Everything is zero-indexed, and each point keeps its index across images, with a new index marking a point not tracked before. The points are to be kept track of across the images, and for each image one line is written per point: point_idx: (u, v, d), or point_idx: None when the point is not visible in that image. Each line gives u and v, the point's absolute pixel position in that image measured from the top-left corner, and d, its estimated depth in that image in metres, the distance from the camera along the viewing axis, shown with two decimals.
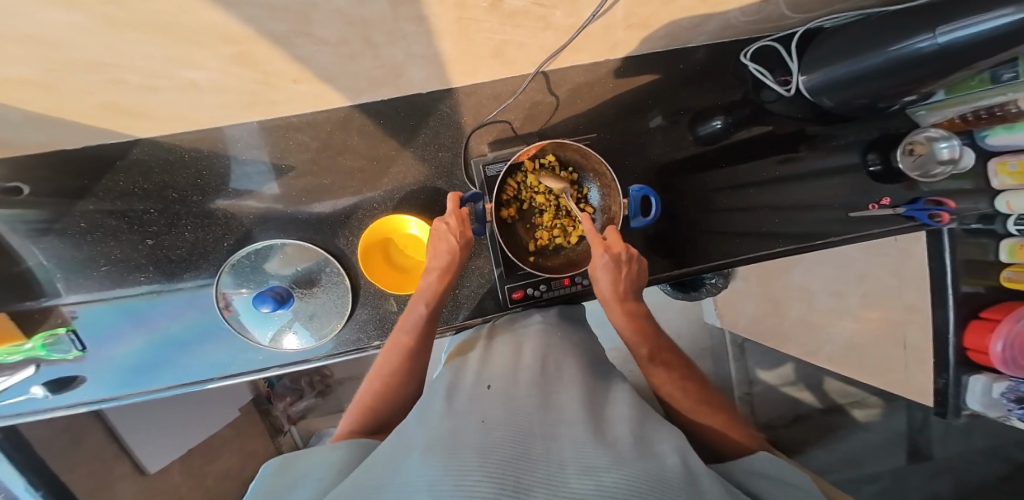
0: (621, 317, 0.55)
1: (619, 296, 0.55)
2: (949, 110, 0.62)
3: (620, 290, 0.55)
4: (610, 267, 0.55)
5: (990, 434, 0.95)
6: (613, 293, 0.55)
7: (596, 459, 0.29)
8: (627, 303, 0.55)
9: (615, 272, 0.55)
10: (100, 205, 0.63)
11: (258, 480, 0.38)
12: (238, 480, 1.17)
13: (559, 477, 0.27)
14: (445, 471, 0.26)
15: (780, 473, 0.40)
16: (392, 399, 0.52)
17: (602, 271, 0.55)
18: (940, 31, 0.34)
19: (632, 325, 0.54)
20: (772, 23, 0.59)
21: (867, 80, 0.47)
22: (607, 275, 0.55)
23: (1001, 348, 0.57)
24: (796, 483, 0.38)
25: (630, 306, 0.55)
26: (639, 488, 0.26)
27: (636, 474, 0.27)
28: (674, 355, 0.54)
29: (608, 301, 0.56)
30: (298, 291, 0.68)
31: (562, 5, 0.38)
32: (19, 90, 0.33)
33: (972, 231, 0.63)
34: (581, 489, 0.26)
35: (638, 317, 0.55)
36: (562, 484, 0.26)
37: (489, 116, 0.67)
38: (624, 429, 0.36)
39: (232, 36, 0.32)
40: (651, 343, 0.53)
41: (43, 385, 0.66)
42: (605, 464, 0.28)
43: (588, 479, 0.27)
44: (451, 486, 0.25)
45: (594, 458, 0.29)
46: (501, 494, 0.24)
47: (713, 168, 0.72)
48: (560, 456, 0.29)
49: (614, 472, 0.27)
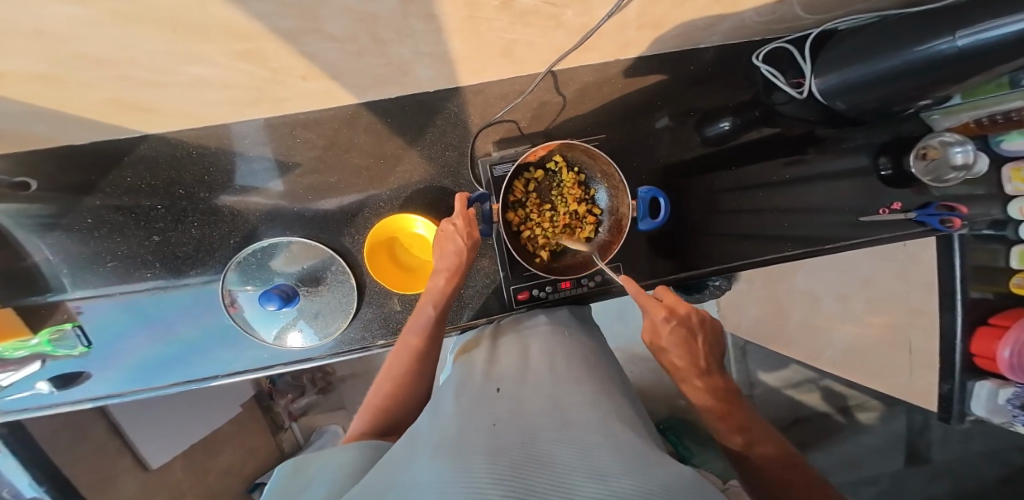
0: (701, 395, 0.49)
1: (696, 368, 0.50)
2: (962, 116, 0.61)
3: (696, 361, 0.50)
4: (680, 334, 0.51)
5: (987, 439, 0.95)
6: (688, 365, 0.50)
7: (609, 461, 0.28)
8: (710, 376, 0.49)
9: (687, 340, 0.51)
10: (106, 200, 0.62)
11: (272, 480, 0.38)
12: (239, 477, 1.17)
13: (572, 478, 0.26)
14: (453, 474, 0.26)
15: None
16: (401, 401, 0.51)
17: (671, 340, 0.51)
18: (961, 33, 0.33)
19: (719, 405, 0.48)
20: (785, 23, 0.59)
21: (883, 82, 0.46)
22: (679, 345, 0.50)
23: (1008, 355, 0.56)
24: None
25: (712, 380, 0.49)
26: (651, 490, 0.25)
27: (647, 478, 0.26)
28: (781, 444, 0.45)
29: (684, 375, 0.50)
30: (303, 289, 0.68)
31: (574, 4, 0.37)
32: (24, 84, 0.33)
33: (981, 237, 0.62)
34: (590, 492, 0.25)
35: (725, 393, 0.49)
36: (575, 484, 0.26)
37: (497, 115, 0.67)
38: (636, 434, 0.35)
39: (240, 32, 0.32)
40: (746, 426, 0.46)
41: (49, 380, 0.66)
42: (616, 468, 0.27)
43: (600, 479, 0.26)
44: (463, 487, 0.24)
45: (607, 460, 0.28)
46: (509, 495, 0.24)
47: (722, 169, 0.72)
48: (573, 458, 0.29)
49: (627, 473, 0.27)
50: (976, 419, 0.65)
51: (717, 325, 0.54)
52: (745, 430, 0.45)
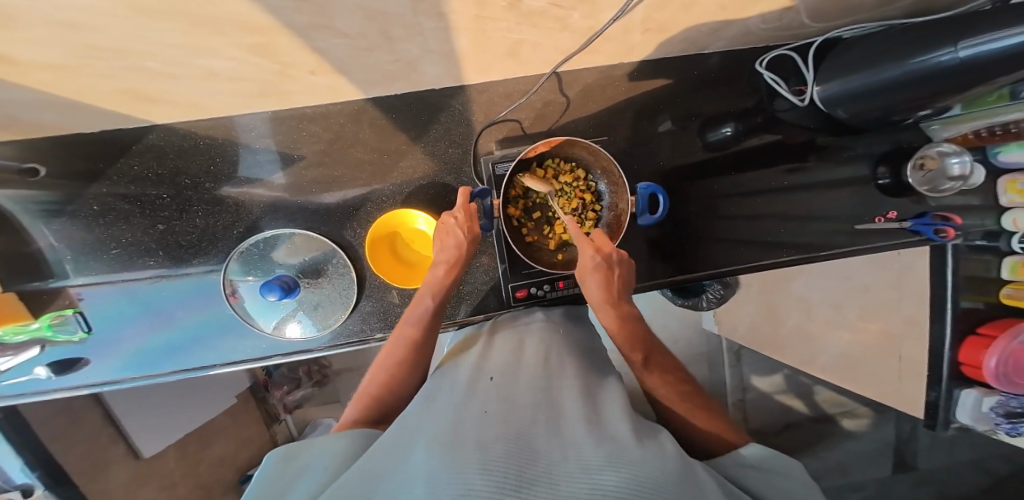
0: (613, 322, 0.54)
1: (611, 299, 0.55)
2: (963, 126, 0.62)
3: (612, 294, 0.55)
4: (601, 271, 0.55)
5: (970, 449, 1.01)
6: (606, 296, 0.55)
7: (593, 457, 0.28)
8: (619, 306, 0.55)
9: (605, 275, 0.55)
10: (113, 189, 0.62)
11: (261, 471, 0.38)
12: (232, 468, 1.17)
13: (556, 473, 0.26)
14: (441, 460, 0.26)
15: (776, 464, 0.40)
16: (397, 392, 0.52)
17: (594, 275, 0.55)
18: (963, 44, 0.34)
19: (625, 330, 0.53)
20: (791, 31, 0.59)
21: (886, 91, 0.47)
22: (600, 278, 0.55)
23: (994, 364, 0.58)
24: (767, 465, 0.40)
25: (623, 311, 0.55)
26: (632, 484, 0.25)
27: (628, 470, 0.26)
28: (668, 362, 0.54)
29: (600, 306, 0.55)
30: (303, 281, 0.68)
31: (581, 7, 0.38)
32: (39, 72, 0.33)
33: (975, 248, 0.63)
34: (572, 490, 0.25)
35: (632, 322, 0.55)
36: (559, 479, 0.26)
37: (501, 114, 0.67)
38: (625, 426, 0.36)
39: (254, 26, 0.32)
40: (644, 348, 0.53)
41: (47, 366, 0.65)
42: (601, 463, 0.27)
43: (584, 475, 0.26)
44: (449, 478, 0.25)
45: (591, 455, 0.28)
46: (494, 486, 0.24)
47: (723, 174, 0.72)
48: (557, 452, 0.29)
49: (611, 470, 0.27)
50: (961, 426, 0.66)
51: (630, 263, 0.59)
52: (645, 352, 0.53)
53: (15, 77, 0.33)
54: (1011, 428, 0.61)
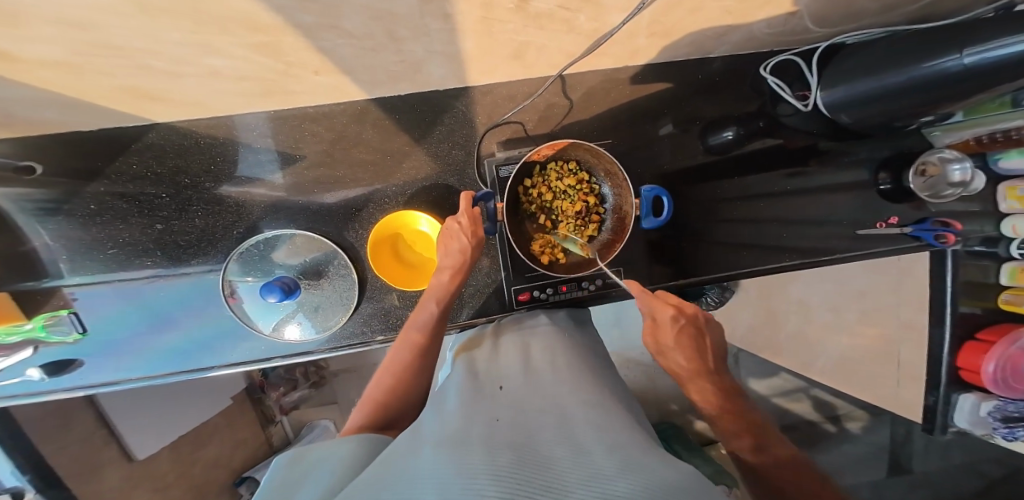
0: (707, 394, 0.48)
1: (702, 368, 0.49)
2: (964, 132, 0.62)
3: (702, 362, 0.49)
4: (687, 335, 0.50)
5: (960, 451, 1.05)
6: (697, 365, 0.49)
7: (605, 465, 0.28)
8: (715, 376, 0.49)
9: (693, 339, 0.50)
10: (111, 187, 0.62)
11: (271, 474, 0.38)
12: (226, 469, 1.16)
13: (568, 481, 0.26)
14: (452, 468, 0.26)
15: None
16: (401, 397, 0.51)
17: (678, 340, 0.49)
18: (967, 51, 0.34)
19: (723, 405, 0.47)
20: (796, 36, 0.59)
21: (889, 97, 0.47)
22: (686, 344, 0.49)
23: (993, 369, 0.59)
24: None
25: (717, 381, 0.49)
26: (645, 491, 0.25)
27: (641, 478, 0.26)
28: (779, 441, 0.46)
29: (689, 376, 0.49)
30: (304, 282, 0.67)
31: (587, 10, 0.38)
32: (41, 70, 0.33)
33: (974, 253, 0.64)
34: (584, 496, 0.24)
35: (728, 394, 0.48)
36: (571, 487, 0.25)
37: (505, 115, 0.67)
38: (635, 433, 0.35)
39: (260, 26, 0.32)
40: (749, 426, 0.46)
41: (40, 367, 0.64)
42: (613, 470, 0.27)
43: (596, 482, 0.26)
44: (460, 486, 0.24)
45: (602, 464, 0.28)
46: (506, 493, 0.24)
47: (724, 178, 0.72)
48: (570, 460, 0.29)
49: (622, 476, 0.26)
50: (959, 431, 0.67)
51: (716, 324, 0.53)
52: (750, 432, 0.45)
53: (18, 74, 0.32)
54: (1008, 433, 0.61)
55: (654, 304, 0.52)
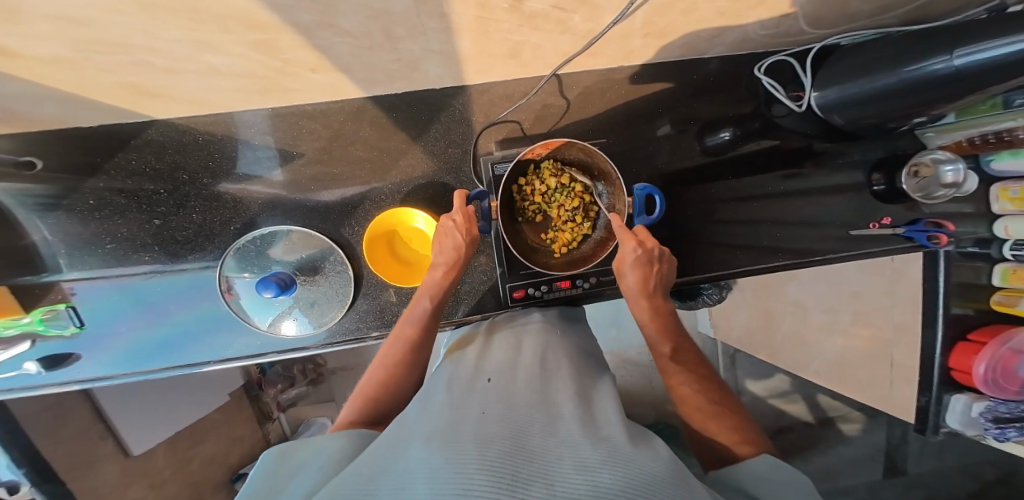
0: (645, 311, 0.57)
1: (646, 292, 0.57)
2: (957, 134, 0.63)
3: (649, 288, 0.57)
4: (641, 265, 0.57)
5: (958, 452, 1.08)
6: (641, 288, 0.57)
7: (591, 457, 0.28)
8: (655, 299, 0.57)
9: (645, 269, 0.57)
10: (110, 183, 0.62)
11: (255, 472, 0.38)
12: (222, 466, 1.16)
13: (555, 473, 0.26)
14: (440, 460, 0.26)
15: (784, 479, 0.37)
16: (393, 392, 0.51)
17: (633, 267, 0.57)
18: (958, 53, 0.35)
19: (656, 321, 0.56)
20: (790, 37, 0.60)
21: (880, 98, 0.48)
22: (637, 271, 0.57)
23: (983, 370, 0.59)
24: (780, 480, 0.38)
25: (656, 303, 0.57)
26: (630, 485, 0.25)
27: (625, 470, 0.27)
28: (695, 356, 0.54)
29: (634, 296, 0.58)
30: (300, 278, 0.68)
31: (582, 10, 0.38)
32: (42, 66, 0.33)
33: (967, 254, 0.64)
34: (570, 488, 0.25)
35: (665, 315, 0.57)
36: (556, 479, 0.25)
37: (501, 114, 0.67)
38: (621, 427, 0.36)
39: (257, 24, 0.32)
40: (673, 339, 0.54)
41: (37, 360, 0.64)
42: (599, 463, 0.27)
43: (581, 475, 0.26)
44: (449, 477, 0.25)
45: (588, 456, 0.28)
46: (493, 484, 0.24)
47: (720, 179, 0.73)
48: (555, 453, 0.29)
49: (608, 469, 0.27)
50: (951, 432, 0.68)
51: (672, 261, 0.60)
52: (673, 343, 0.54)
53: (19, 70, 0.33)
54: (1000, 434, 0.60)
55: (619, 237, 0.58)
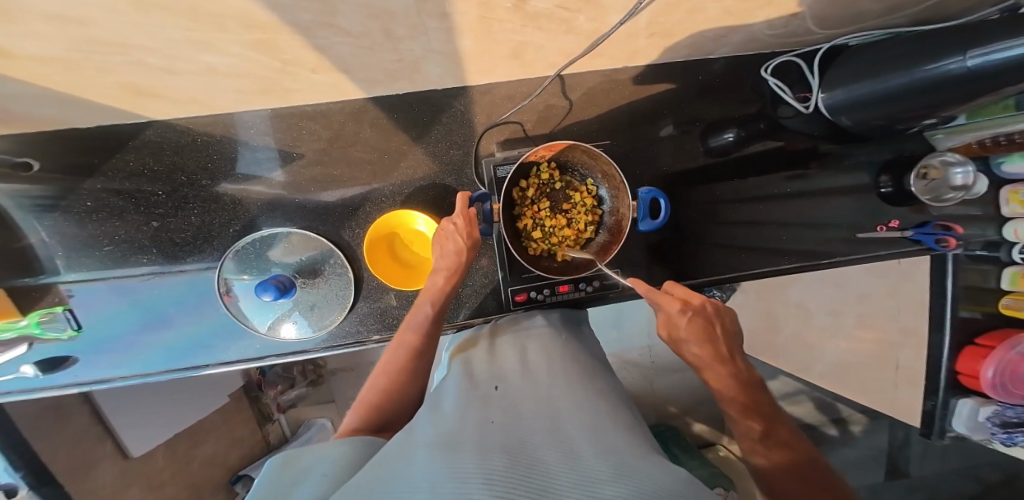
0: (721, 381, 0.47)
1: (719, 358, 0.47)
2: (966, 136, 0.62)
3: (720, 353, 0.47)
4: (698, 327, 0.48)
5: (962, 455, 1.07)
6: (712, 356, 0.47)
7: (598, 472, 0.27)
8: (730, 365, 0.47)
9: (707, 332, 0.48)
10: (108, 184, 0.61)
11: (260, 479, 0.37)
12: (221, 467, 1.16)
13: (559, 488, 0.25)
14: (443, 473, 0.26)
15: None
16: (396, 399, 0.51)
17: (691, 332, 0.48)
18: (971, 54, 0.34)
19: (738, 393, 0.46)
20: (797, 37, 0.59)
21: (890, 100, 0.47)
22: (698, 336, 0.47)
23: (991, 375, 0.59)
24: None
25: (733, 368, 0.47)
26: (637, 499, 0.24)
27: (632, 485, 0.26)
28: (790, 429, 0.45)
29: (703, 365, 0.48)
30: (300, 280, 0.67)
31: (587, 10, 0.37)
32: (37, 66, 0.32)
33: (975, 258, 0.64)
34: None
35: (745, 381, 0.47)
36: (561, 493, 0.25)
37: (502, 115, 0.67)
38: (631, 438, 0.35)
39: (257, 23, 0.31)
40: (761, 414, 0.45)
41: (34, 364, 0.64)
42: (605, 478, 0.26)
43: (586, 490, 0.25)
44: (450, 489, 0.24)
45: (594, 471, 0.27)
46: (496, 496, 0.23)
47: (724, 180, 0.72)
48: (561, 466, 0.28)
49: (616, 484, 0.26)
50: (957, 437, 0.68)
51: (733, 312, 0.51)
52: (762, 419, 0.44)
53: (13, 71, 0.32)
54: (1008, 438, 0.61)
55: (661, 300, 0.50)
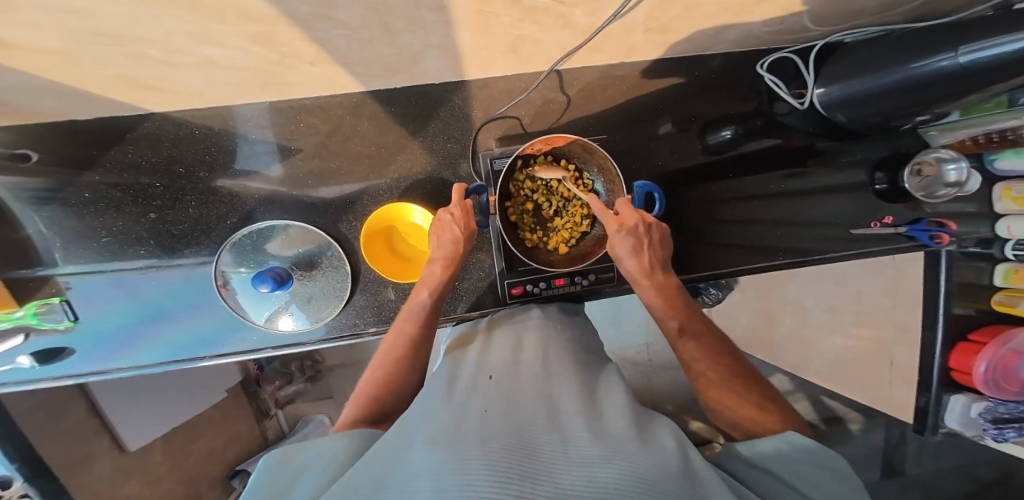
0: (648, 291, 0.53)
1: (646, 272, 0.53)
2: (959, 133, 0.62)
3: (647, 266, 0.53)
4: (630, 245, 0.53)
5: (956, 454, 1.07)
6: (639, 269, 0.53)
7: (586, 454, 0.28)
8: (656, 277, 0.53)
9: (637, 248, 0.53)
10: (105, 177, 0.61)
11: (257, 474, 0.37)
12: (219, 462, 1.16)
13: (549, 471, 0.26)
14: (438, 461, 0.26)
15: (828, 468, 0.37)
16: (394, 390, 0.51)
17: (623, 249, 0.53)
18: (962, 50, 0.35)
19: (662, 299, 0.52)
20: (793, 34, 0.59)
21: (883, 97, 0.47)
22: (629, 252, 0.52)
23: (983, 370, 0.59)
24: (827, 467, 0.37)
25: (658, 279, 0.53)
26: (624, 482, 0.25)
27: (621, 467, 0.26)
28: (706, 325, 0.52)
29: (633, 278, 0.54)
30: (297, 273, 0.67)
31: (583, 5, 0.37)
32: (35, 57, 0.32)
33: (969, 255, 0.64)
34: (563, 490, 0.24)
35: (669, 289, 0.53)
36: (551, 477, 0.25)
37: (500, 110, 0.67)
38: (625, 419, 0.36)
39: (255, 15, 0.31)
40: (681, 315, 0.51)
41: (31, 354, 0.64)
42: (594, 460, 0.27)
43: (575, 475, 0.26)
44: (445, 479, 0.24)
45: (584, 453, 0.28)
46: (490, 482, 0.24)
47: (721, 176, 0.72)
48: (551, 450, 0.29)
49: (604, 467, 0.26)
50: (949, 433, 0.68)
51: (664, 227, 0.56)
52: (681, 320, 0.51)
53: (12, 62, 0.32)
54: (999, 435, 0.60)
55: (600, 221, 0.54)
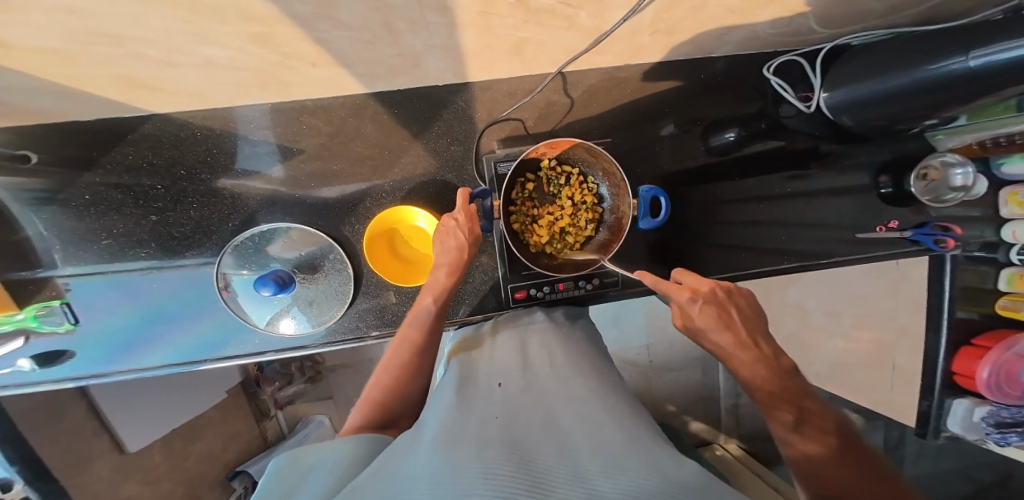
0: (749, 372, 0.45)
1: (742, 345, 0.46)
2: (966, 137, 0.62)
3: (742, 339, 0.46)
4: (714, 314, 0.47)
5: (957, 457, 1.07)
6: (734, 343, 0.46)
7: (586, 472, 0.27)
8: (757, 353, 0.46)
9: (723, 317, 0.47)
10: (106, 178, 0.61)
11: (265, 477, 0.37)
12: (217, 462, 1.16)
13: (548, 482, 0.25)
14: (440, 467, 0.26)
15: None
16: (400, 395, 0.50)
17: (707, 320, 0.47)
18: (973, 54, 0.34)
19: (768, 381, 0.44)
20: (799, 37, 0.59)
21: (891, 100, 0.47)
22: (716, 322, 0.47)
23: (986, 375, 0.59)
24: None
25: (760, 355, 0.46)
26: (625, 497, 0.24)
27: (622, 482, 0.25)
28: (827, 417, 0.43)
29: (727, 356, 0.47)
30: (299, 276, 0.67)
31: (588, 6, 0.37)
32: (34, 57, 0.32)
33: (974, 259, 0.63)
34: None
35: (776, 368, 0.45)
36: (549, 487, 0.24)
37: (503, 112, 0.66)
38: (630, 431, 0.35)
39: (256, 16, 0.31)
40: (792, 402, 0.43)
41: (31, 358, 0.63)
42: (596, 477, 0.26)
43: (574, 488, 0.25)
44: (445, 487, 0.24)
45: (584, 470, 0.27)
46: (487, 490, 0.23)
47: (725, 179, 0.72)
48: (552, 462, 0.28)
49: (603, 483, 0.25)
50: (951, 437, 0.68)
51: (748, 294, 0.51)
52: (795, 408, 0.42)
53: (9, 62, 0.32)
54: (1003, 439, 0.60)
55: (670, 288, 0.51)
